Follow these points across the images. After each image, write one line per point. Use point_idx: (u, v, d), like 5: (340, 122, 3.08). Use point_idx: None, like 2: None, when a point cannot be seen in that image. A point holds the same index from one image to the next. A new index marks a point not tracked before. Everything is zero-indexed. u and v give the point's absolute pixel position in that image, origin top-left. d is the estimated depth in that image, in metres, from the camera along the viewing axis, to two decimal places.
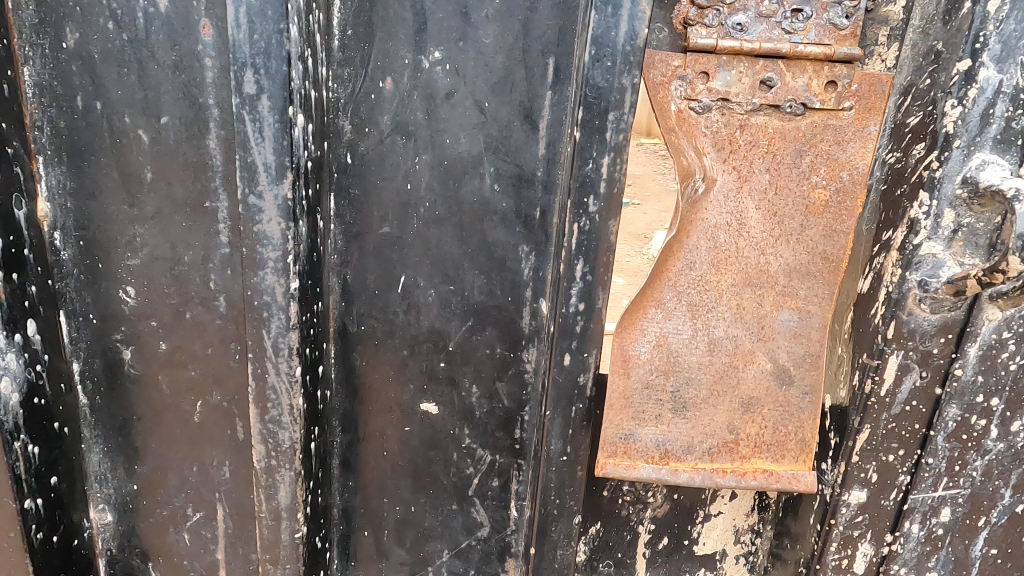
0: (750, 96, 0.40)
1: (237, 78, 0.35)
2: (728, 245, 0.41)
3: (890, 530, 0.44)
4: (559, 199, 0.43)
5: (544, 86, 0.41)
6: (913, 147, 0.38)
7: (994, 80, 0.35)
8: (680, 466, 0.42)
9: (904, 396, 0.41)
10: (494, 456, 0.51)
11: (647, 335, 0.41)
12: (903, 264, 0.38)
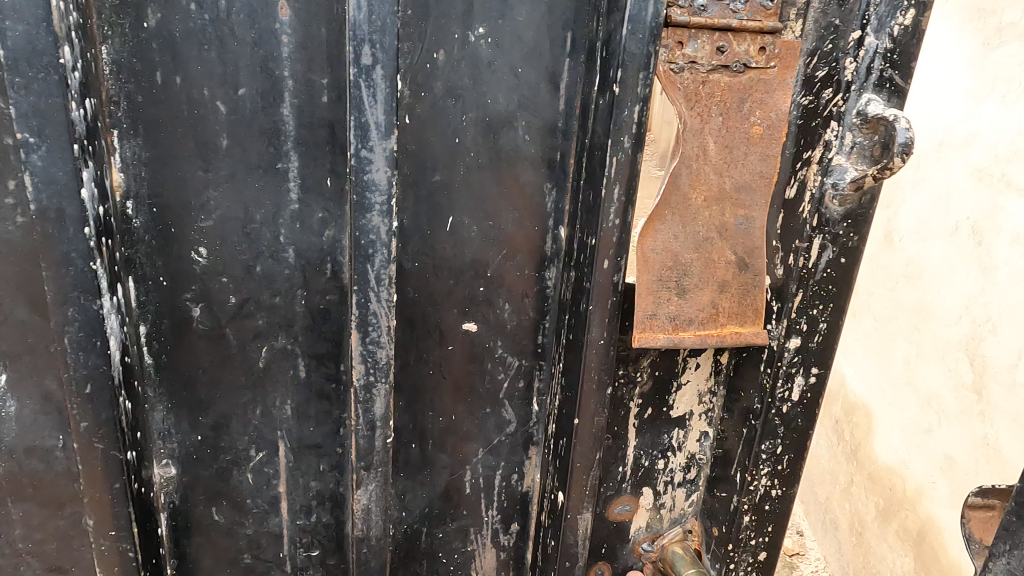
0: (710, 59, 0.54)
1: (356, 51, 0.43)
2: (702, 170, 0.56)
3: (813, 364, 0.63)
4: (576, 143, 0.55)
5: (564, 55, 0.53)
6: (823, 92, 0.55)
7: (874, 45, 0.53)
8: (685, 334, 0.58)
9: (823, 266, 0.59)
10: (520, 361, 0.63)
11: (657, 240, 0.56)
12: (822, 172, 0.57)
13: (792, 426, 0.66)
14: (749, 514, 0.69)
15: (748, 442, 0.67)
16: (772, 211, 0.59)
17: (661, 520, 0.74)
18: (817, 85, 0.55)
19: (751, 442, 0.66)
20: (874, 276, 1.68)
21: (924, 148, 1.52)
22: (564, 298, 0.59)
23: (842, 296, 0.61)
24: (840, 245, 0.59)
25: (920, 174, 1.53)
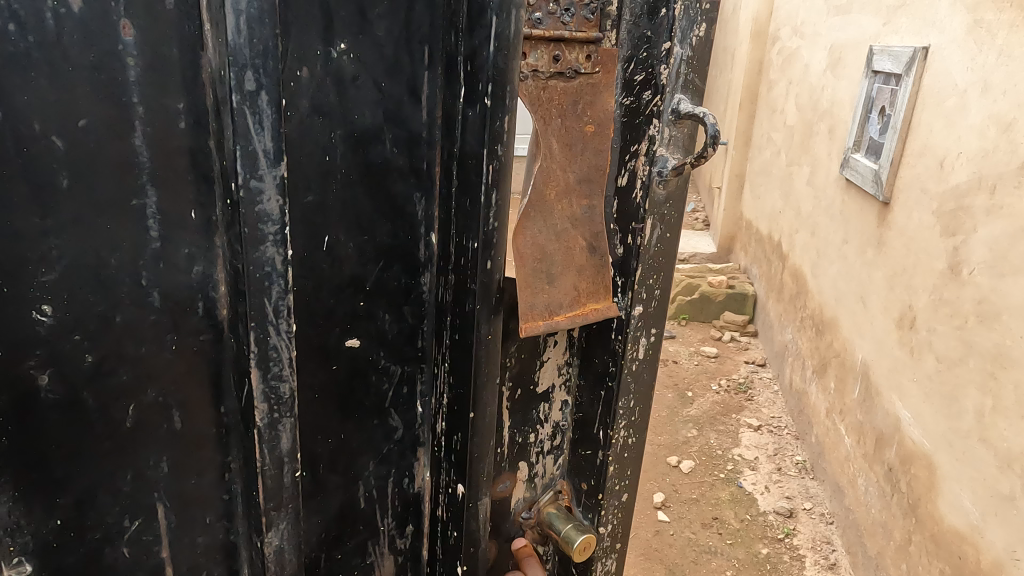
0: (549, 67, 0.59)
1: (238, 78, 0.41)
2: (551, 169, 0.61)
3: (651, 323, 0.74)
4: (439, 153, 0.57)
5: (422, 67, 0.54)
6: (643, 93, 0.64)
7: (678, 54, 0.63)
8: (558, 317, 0.64)
9: (653, 241, 0.70)
10: (403, 367, 0.63)
11: (524, 236, 0.61)
12: (648, 163, 0.66)
13: (639, 380, 0.76)
14: (612, 465, 0.79)
15: (605, 401, 0.76)
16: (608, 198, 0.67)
17: (535, 488, 0.80)
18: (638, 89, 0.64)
19: (609, 401, 0.75)
20: (942, 318, 1.97)
21: (1008, 171, 1.73)
22: (440, 298, 0.61)
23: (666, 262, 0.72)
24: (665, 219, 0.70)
25: (1002, 202, 1.75)
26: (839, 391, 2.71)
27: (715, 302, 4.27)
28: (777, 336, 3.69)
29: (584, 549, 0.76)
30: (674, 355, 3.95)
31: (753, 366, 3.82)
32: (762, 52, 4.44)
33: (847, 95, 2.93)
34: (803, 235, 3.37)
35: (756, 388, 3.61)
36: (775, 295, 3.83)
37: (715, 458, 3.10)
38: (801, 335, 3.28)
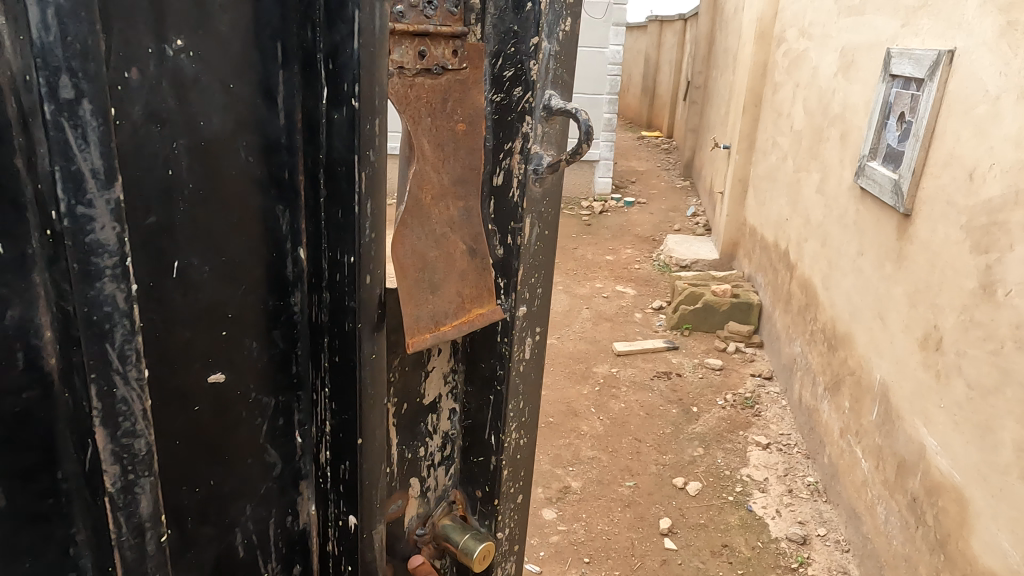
0: (414, 63, 0.55)
1: (51, 83, 0.34)
2: (422, 171, 0.58)
3: (535, 323, 0.73)
4: (305, 160, 0.51)
5: (277, 66, 0.48)
6: (513, 89, 0.62)
7: (547, 49, 0.61)
8: (443, 328, 0.61)
9: (535, 241, 0.68)
10: (277, 399, 0.57)
11: (401, 247, 0.57)
12: (523, 160, 0.64)
13: (527, 381, 0.75)
14: (507, 469, 0.77)
15: (495, 405, 0.73)
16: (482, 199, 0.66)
17: (428, 502, 0.77)
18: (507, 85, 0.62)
19: (499, 405, 0.73)
20: (973, 341, 1.84)
21: None
22: (314, 317, 0.56)
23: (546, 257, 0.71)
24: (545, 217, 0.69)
25: None
26: (854, 412, 2.61)
27: (720, 312, 4.49)
28: (786, 348, 3.78)
29: (482, 558, 0.74)
30: (678, 367, 4.08)
31: (759, 378, 3.91)
32: (766, 53, 4.98)
33: (860, 99, 2.97)
34: (812, 245, 3.41)
35: (763, 403, 3.65)
36: (783, 305, 3.97)
37: (723, 478, 3.08)
38: (810, 346, 3.30)
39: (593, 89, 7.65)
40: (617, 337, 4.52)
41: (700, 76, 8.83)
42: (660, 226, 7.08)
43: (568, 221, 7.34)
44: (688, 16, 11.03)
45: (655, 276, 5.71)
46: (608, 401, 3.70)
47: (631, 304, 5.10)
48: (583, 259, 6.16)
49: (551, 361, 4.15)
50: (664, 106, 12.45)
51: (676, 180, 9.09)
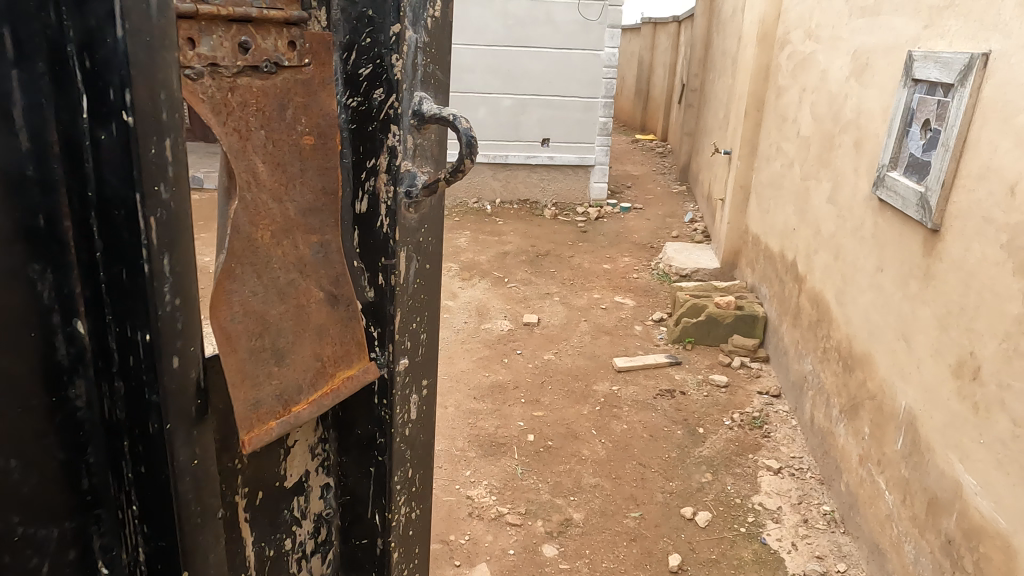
0: (234, 59, 0.61)
1: None
2: (254, 200, 0.66)
3: (419, 378, 0.89)
4: (63, 199, 0.56)
5: (11, 90, 0.52)
6: (373, 92, 0.74)
7: (413, 39, 0.73)
8: (296, 408, 0.72)
9: (411, 279, 0.83)
10: (66, 497, 0.61)
11: (233, 308, 0.65)
12: (392, 180, 0.76)
13: (409, 442, 0.90)
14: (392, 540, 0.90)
15: (376, 476, 0.87)
16: (343, 225, 0.78)
17: None
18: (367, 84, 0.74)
19: (382, 472, 0.86)
20: (1018, 372, 1.82)
21: None
22: (107, 416, 0.62)
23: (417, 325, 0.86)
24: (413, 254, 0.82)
25: None
26: (875, 438, 2.61)
27: (723, 325, 4.38)
28: (795, 365, 3.70)
29: None
30: (681, 384, 3.98)
31: (767, 398, 3.84)
32: (767, 56, 4.84)
33: (877, 105, 2.90)
34: (823, 256, 3.40)
35: (772, 425, 3.57)
36: (790, 319, 3.88)
37: (734, 508, 2.97)
38: (824, 367, 3.26)
39: (589, 93, 7.53)
40: (618, 352, 4.36)
41: (694, 79, 8.78)
42: (658, 233, 7.00)
43: (565, 228, 7.20)
44: (683, 17, 10.95)
45: (655, 285, 5.55)
46: (608, 423, 3.57)
47: (632, 315, 4.94)
48: (580, 267, 5.99)
49: (549, 377, 4.00)
50: (658, 108, 12.38)
51: (672, 184, 9.04)
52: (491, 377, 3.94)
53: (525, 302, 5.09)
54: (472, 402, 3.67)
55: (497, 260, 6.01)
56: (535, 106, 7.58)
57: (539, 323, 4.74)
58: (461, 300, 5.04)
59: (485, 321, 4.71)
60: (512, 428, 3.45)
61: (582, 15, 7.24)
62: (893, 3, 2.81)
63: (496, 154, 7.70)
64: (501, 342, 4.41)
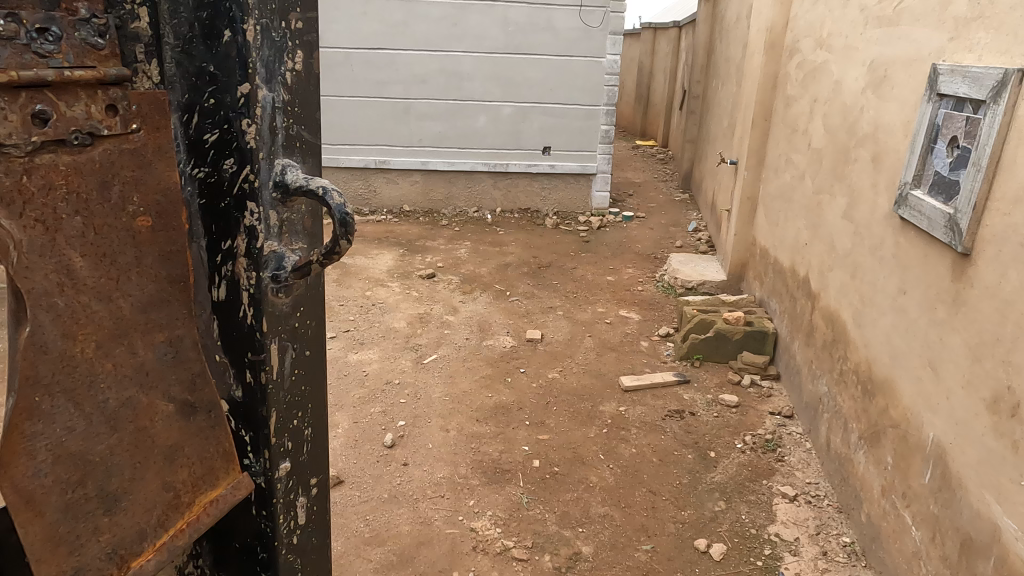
0: (27, 133, 0.65)
1: None
2: (69, 307, 0.70)
3: (304, 481, 1.06)
4: None
5: None
6: (225, 161, 0.85)
7: (267, 97, 0.85)
8: (139, 554, 0.79)
9: (287, 370, 0.97)
10: None
11: (46, 453, 0.70)
12: (254, 263, 0.88)
13: (296, 544, 1.06)
14: None
15: None
16: (206, 312, 0.89)
17: None
18: (213, 150, 0.85)
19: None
20: None
21: None
22: None
23: (293, 426, 1.01)
24: (277, 343, 0.94)
25: None
26: (899, 469, 2.49)
27: (732, 341, 4.26)
28: (808, 386, 3.58)
29: None
30: (690, 404, 3.85)
31: (780, 418, 3.71)
32: (776, 64, 4.73)
33: (897, 119, 2.80)
34: (839, 274, 3.28)
35: (786, 448, 3.45)
36: (803, 337, 3.76)
37: (749, 539, 2.84)
38: (841, 390, 3.13)
39: (590, 100, 7.42)
40: (624, 370, 4.23)
41: (697, 85, 8.67)
42: (662, 242, 6.88)
43: (567, 238, 7.08)
44: (684, 23, 10.86)
45: (660, 298, 5.42)
46: (617, 446, 3.45)
47: (637, 330, 4.81)
48: (584, 278, 5.86)
49: (555, 397, 3.87)
50: (660, 114, 12.29)
51: (674, 192, 8.94)
52: (494, 398, 3.81)
53: (528, 317, 4.96)
54: (474, 425, 3.54)
55: (499, 272, 5.89)
56: (536, 114, 7.47)
57: (543, 339, 4.61)
58: (462, 315, 4.91)
59: (487, 337, 4.58)
60: (517, 453, 3.33)
61: (583, 21, 7.14)
62: (913, 14, 2.71)
63: (496, 162, 7.59)
64: (503, 360, 4.28)
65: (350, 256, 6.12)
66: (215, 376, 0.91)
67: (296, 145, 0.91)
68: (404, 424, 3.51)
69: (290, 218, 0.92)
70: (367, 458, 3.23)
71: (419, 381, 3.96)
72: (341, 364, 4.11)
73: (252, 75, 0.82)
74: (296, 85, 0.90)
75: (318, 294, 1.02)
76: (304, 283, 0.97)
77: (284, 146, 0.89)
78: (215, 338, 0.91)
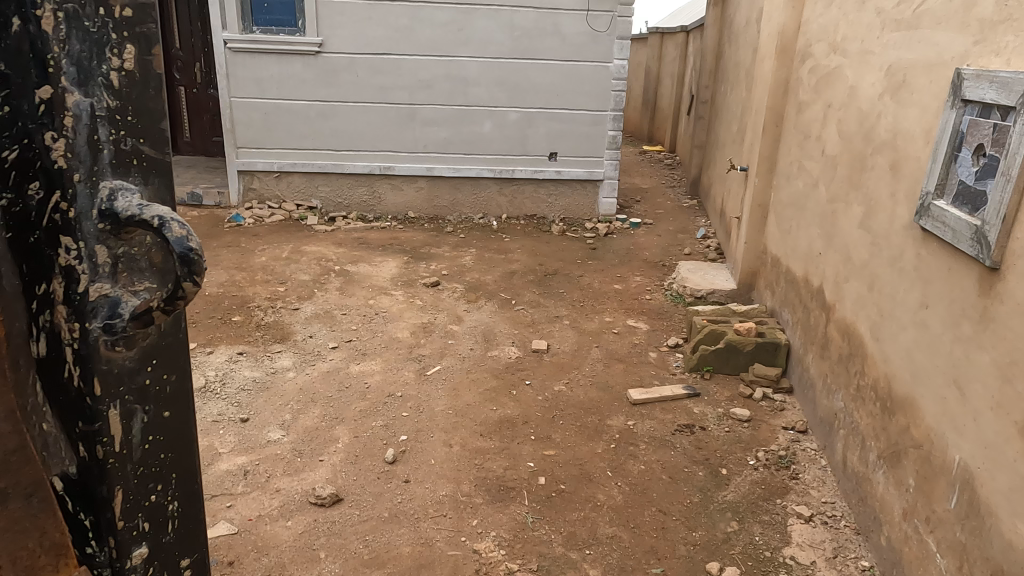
0: None
1: None
2: None
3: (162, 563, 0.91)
4: None
5: None
6: (31, 185, 0.71)
7: (83, 103, 0.71)
8: None
9: (137, 436, 0.83)
10: None
11: None
12: (79, 312, 0.74)
13: None
14: None
15: None
16: (23, 374, 0.74)
17: None
18: (14, 171, 0.69)
19: None
20: None
21: None
22: None
23: (151, 500, 0.87)
24: (118, 408, 0.80)
25: None
26: (922, 492, 2.37)
27: (743, 353, 4.14)
28: (823, 401, 3.46)
29: None
30: (700, 418, 3.74)
31: (794, 434, 3.60)
32: (787, 69, 4.63)
33: (916, 126, 2.70)
34: (855, 285, 3.17)
35: (801, 465, 3.33)
36: (816, 349, 3.65)
37: (763, 563, 2.73)
38: (858, 406, 3.02)
39: (597, 105, 7.34)
40: (632, 382, 4.13)
41: (706, 90, 8.56)
42: (669, 249, 6.78)
43: (574, 245, 6.98)
44: (692, 27, 10.76)
45: (669, 307, 5.31)
46: (625, 463, 3.34)
47: (646, 341, 4.71)
48: (590, 287, 5.75)
49: (561, 411, 3.76)
50: (667, 119, 12.19)
51: (682, 198, 8.83)
52: (499, 411, 3.71)
53: (534, 327, 4.86)
54: (478, 440, 3.44)
55: (504, 280, 5.79)
56: (542, 119, 7.39)
57: (549, 349, 4.51)
58: (466, 325, 4.82)
59: (492, 348, 4.48)
60: (522, 469, 3.23)
61: (590, 26, 7.05)
62: (934, 17, 2.61)
63: (502, 168, 7.51)
64: (509, 371, 4.18)
65: (354, 263, 6.04)
66: (41, 451, 0.76)
67: (132, 160, 0.76)
68: (405, 439, 3.42)
69: (126, 253, 0.75)
70: (367, 474, 3.14)
71: (422, 393, 3.87)
72: (342, 375, 4.02)
73: (56, 75, 0.68)
74: (129, 84, 0.76)
75: (182, 343, 0.87)
76: (157, 330, 0.81)
77: (114, 164, 0.75)
78: (37, 407, 0.76)
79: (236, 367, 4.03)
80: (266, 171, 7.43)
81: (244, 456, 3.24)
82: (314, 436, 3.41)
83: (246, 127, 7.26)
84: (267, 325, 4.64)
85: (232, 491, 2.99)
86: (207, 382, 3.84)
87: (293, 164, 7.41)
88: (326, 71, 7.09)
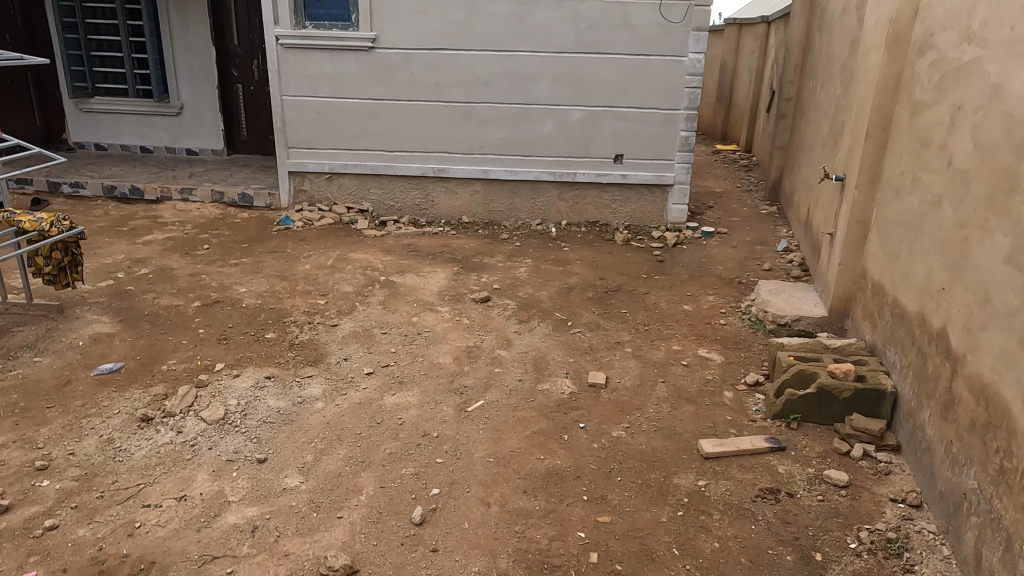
0: None
1: None
2: None
3: None
4: None
5: None
6: None
7: None
8: None
9: None
10: None
11: None
12: None
13: None
14: None
15: None
16: None
17: None
18: None
19: None
20: None
21: None
22: None
23: None
24: None
25: None
26: None
27: (840, 401, 3.49)
28: (946, 474, 2.81)
29: None
30: (788, 481, 3.14)
31: (905, 509, 2.96)
32: (900, 62, 3.92)
33: None
34: (997, 336, 2.52)
35: (917, 554, 2.70)
36: (937, 408, 2.98)
37: None
38: (1000, 494, 2.37)
39: (669, 103, 6.71)
40: (703, 430, 3.55)
41: (790, 86, 7.76)
42: (746, 264, 6.09)
43: (639, 256, 6.38)
44: (774, 17, 9.89)
45: (747, 336, 4.68)
46: (694, 538, 2.78)
47: (720, 377, 4.11)
48: (657, 307, 5.17)
49: (619, 464, 3.23)
50: (744, 117, 11.32)
51: (760, 204, 8.07)
52: (546, 462, 3.21)
53: (592, 355, 4.33)
54: (520, 499, 2.96)
55: (561, 297, 5.27)
56: (607, 118, 6.81)
57: (608, 384, 3.97)
58: (516, 350, 4.33)
59: (543, 380, 3.98)
60: (570, 542, 2.72)
61: (664, 17, 6.43)
62: None
63: (562, 171, 6.98)
64: (561, 410, 3.67)
65: (400, 273, 5.66)
66: None
67: None
68: (438, 493, 2.97)
69: None
70: (389, 539, 2.70)
71: (460, 435, 3.41)
72: (374, 409, 3.60)
73: None
74: None
75: None
76: None
77: None
78: None
79: (261, 395, 3.67)
80: (316, 172, 7.15)
81: (255, 506, 2.86)
82: (336, 485, 3.00)
83: (298, 127, 7.00)
84: (301, 345, 4.29)
85: (236, 553, 2.61)
86: (227, 412, 3.49)
87: (344, 165, 7.09)
88: (379, 68, 6.74)
